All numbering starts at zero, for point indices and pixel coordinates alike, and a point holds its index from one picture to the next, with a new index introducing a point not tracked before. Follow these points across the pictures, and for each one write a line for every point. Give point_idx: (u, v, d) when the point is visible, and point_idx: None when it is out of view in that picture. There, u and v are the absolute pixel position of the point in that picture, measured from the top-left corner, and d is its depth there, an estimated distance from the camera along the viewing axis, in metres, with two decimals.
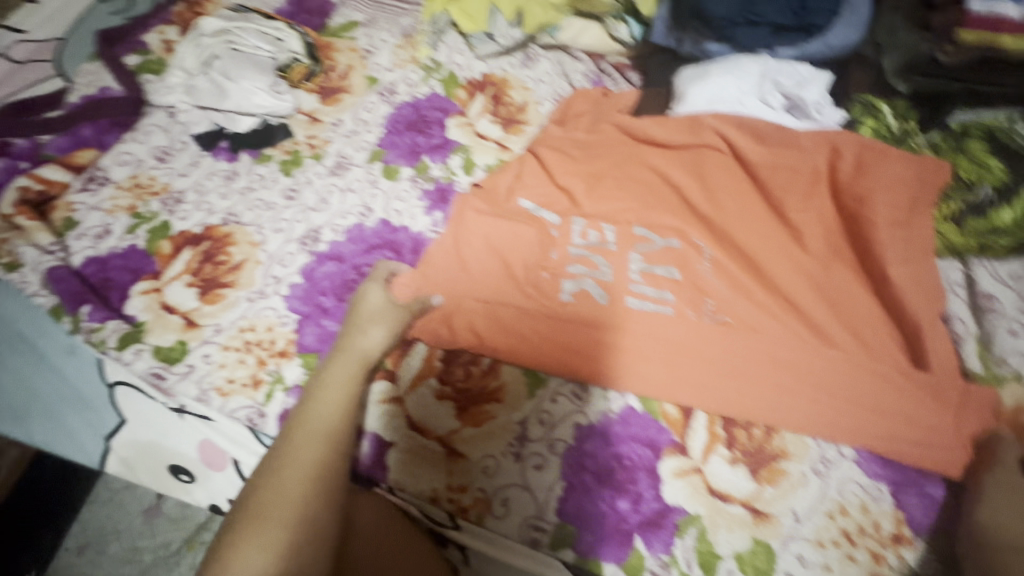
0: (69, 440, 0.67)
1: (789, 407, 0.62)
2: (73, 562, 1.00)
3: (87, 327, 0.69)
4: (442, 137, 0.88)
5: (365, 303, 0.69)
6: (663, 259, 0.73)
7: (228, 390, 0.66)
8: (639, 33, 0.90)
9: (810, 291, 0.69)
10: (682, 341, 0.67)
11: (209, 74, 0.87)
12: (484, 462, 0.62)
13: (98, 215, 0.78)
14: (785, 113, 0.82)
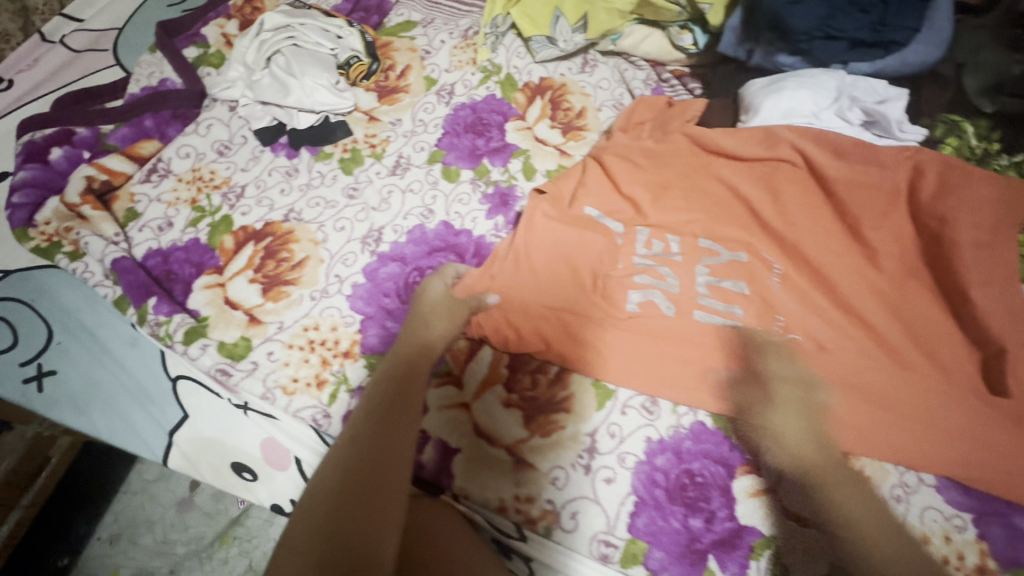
0: (129, 434, 0.65)
1: (864, 430, 0.61)
2: (105, 552, 0.97)
3: (153, 321, 0.68)
4: (501, 140, 0.87)
5: (428, 297, 0.68)
6: (732, 273, 0.71)
7: (292, 389, 0.65)
8: (703, 43, 0.89)
9: (884, 311, 0.66)
10: (753, 359, 0.65)
11: (270, 70, 0.87)
12: (553, 473, 0.61)
13: (159, 207, 0.78)
14: (865, 130, 0.74)
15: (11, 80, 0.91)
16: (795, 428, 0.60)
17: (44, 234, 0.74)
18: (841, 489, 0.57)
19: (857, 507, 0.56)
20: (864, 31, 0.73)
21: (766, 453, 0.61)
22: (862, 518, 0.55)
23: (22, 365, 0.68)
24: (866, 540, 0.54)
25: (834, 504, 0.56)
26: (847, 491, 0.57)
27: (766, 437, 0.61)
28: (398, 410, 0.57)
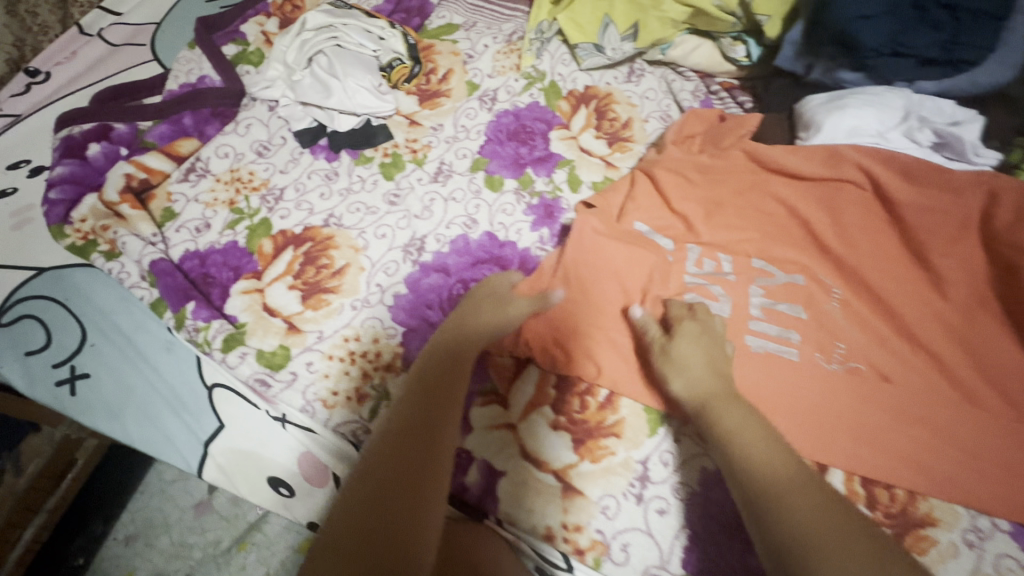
0: (163, 442, 0.63)
1: (937, 471, 0.57)
2: (120, 553, 0.94)
3: (191, 326, 0.67)
4: (545, 149, 0.84)
5: (484, 295, 0.67)
6: (788, 296, 0.68)
7: (332, 403, 0.63)
8: (757, 55, 0.86)
9: (955, 344, 0.62)
10: (814, 392, 0.61)
11: (313, 71, 0.85)
12: (603, 502, 0.59)
13: (197, 207, 0.76)
14: (933, 152, 0.71)
15: (49, 73, 0.90)
16: (697, 360, 0.59)
17: (80, 232, 0.73)
18: (727, 411, 0.55)
19: (741, 428, 0.53)
20: (933, 49, 0.69)
21: (676, 377, 0.59)
22: (748, 437, 0.53)
23: (55, 367, 0.66)
24: (751, 457, 0.51)
25: (723, 429, 0.54)
26: (735, 412, 0.55)
27: (680, 367, 0.59)
28: (440, 408, 0.54)
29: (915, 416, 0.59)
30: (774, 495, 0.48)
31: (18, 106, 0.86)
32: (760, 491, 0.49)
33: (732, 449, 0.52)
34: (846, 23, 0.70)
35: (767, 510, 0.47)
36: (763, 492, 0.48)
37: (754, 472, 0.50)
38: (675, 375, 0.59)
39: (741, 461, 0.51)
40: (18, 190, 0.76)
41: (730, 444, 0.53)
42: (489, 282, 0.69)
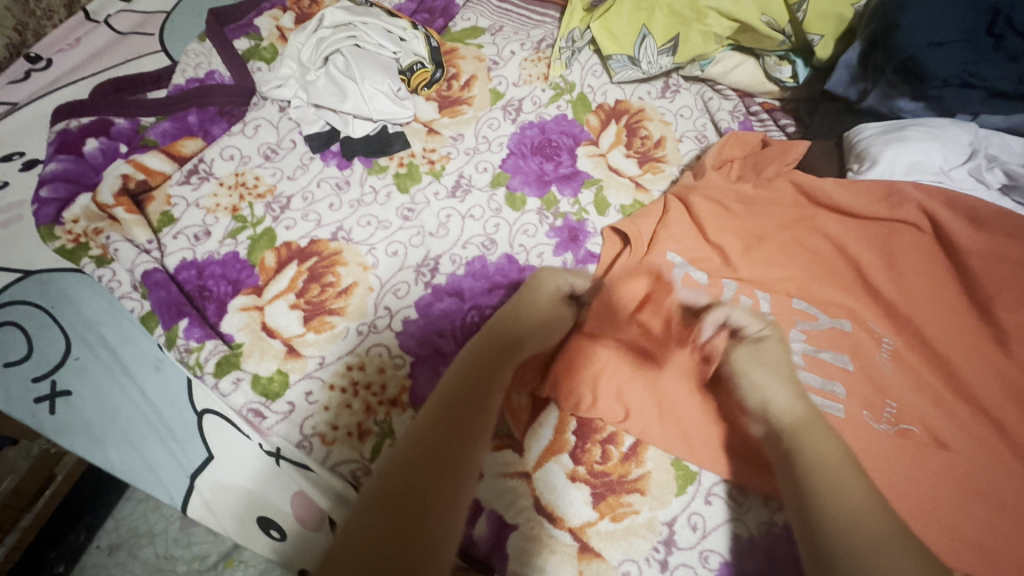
0: (145, 471, 0.58)
1: (1001, 556, 0.51)
2: (102, 563, 0.90)
3: (183, 346, 0.62)
4: (572, 166, 0.78)
5: (534, 295, 0.61)
6: (833, 344, 0.62)
7: (331, 439, 0.58)
8: (804, 76, 0.81)
9: (1021, 410, 0.56)
10: (863, 459, 0.55)
11: (329, 72, 0.80)
12: (624, 567, 0.53)
13: (197, 213, 0.71)
14: (1002, 194, 0.65)
15: (50, 60, 0.86)
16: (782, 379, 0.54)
17: (71, 233, 0.68)
18: (815, 437, 0.50)
19: (828, 458, 0.47)
20: (1008, 82, 0.63)
21: (771, 392, 0.53)
22: (833, 467, 0.46)
23: (34, 382, 0.61)
24: (845, 498, 0.44)
25: (807, 453, 0.48)
26: (824, 440, 0.49)
27: (770, 382, 0.54)
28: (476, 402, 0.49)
29: (974, 490, 0.53)
30: (861, 535, 0.42)
31: (15, 94, 0.81)
32: (837, 526, 0.43)
33: (813, 472, 0.47)
34: (917, 49, 0.64)
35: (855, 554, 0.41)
36: (843, 527, 0.42)
37: (836, 505, 0.44)
38: (767, 390, 0.54)
39: (819, 492, 0.45)
40: (8, 184, 0.71)
41: (810, 469, 0.47)
42: (541, 278, 0.63)
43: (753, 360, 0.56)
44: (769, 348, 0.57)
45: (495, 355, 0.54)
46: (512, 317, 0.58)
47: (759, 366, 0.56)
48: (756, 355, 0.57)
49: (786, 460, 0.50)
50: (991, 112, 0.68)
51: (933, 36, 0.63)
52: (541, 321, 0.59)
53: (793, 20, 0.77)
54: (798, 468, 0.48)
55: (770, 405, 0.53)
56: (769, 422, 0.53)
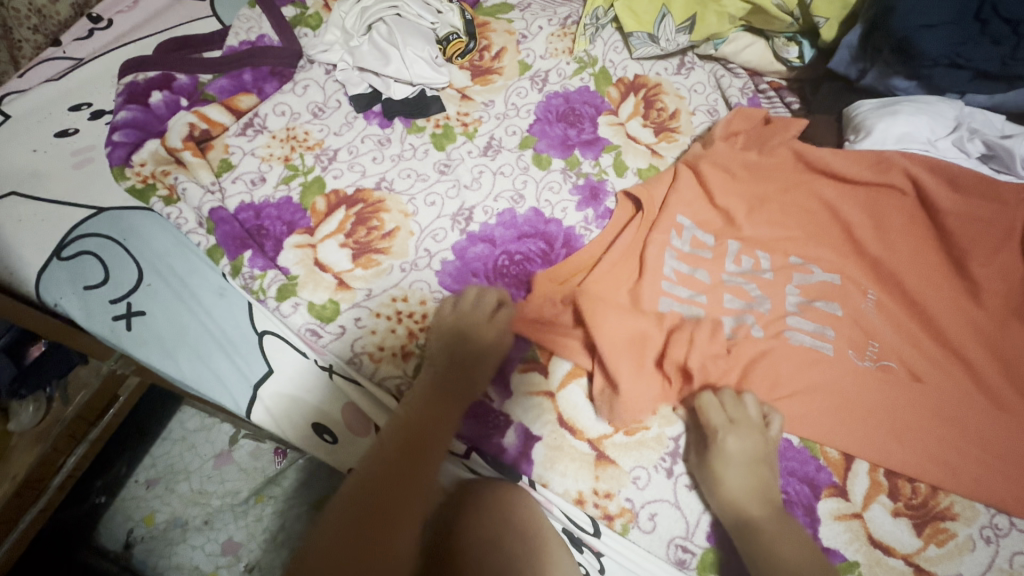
0: (213, 381, 0.66)
1: (960, 468, 0.59)
2: (141, 495, 1.01)
3: (248, 274, 0.70)
4: (593, 133, 0.85)
5: (478, 328, 0.65)
6: (825, 294, 0.69)
7: (378, 357, 0.65)
8: (810, 57, 0.88)
9: (986, 350, 0.64)
10: (847, 388, 0.62)
11: (373, 38, 0.87)
12: (635, 473, 0.61)
13: (253, 161, 0.78)
14: (980, 163, 0.73)
15: (111, 20, 0.92)
16: (740, 480, 0.57)
17: (140, 175, 0.75)
18: (772, 534, 0.54)
19: (781, 552, 0.53)
20: (992, 64, 0.70)
21: (720, 490, 0.58)
22: (793, 566, 0.52)
23: (112, 303, 0.68)
24: None
25: (765, 546, 0.54)
26: (782, 538, 0.54)
27: (715, 483, 0.58)
28: (430, 427, 0.57)
29: (940, 414, 0.61)
30: None
31: (80, 50, 0.88)
32: None
33: (773, 572, 0.52)
34: (910, 31, 0.70)
35: None
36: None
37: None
38: (717, 488, 0.58)
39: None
40: (80, 131, 0.78)
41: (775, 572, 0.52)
42: (483, 321, 0.66)
43: (706, 470, 0.59)
44: (732, 446, 0.58)
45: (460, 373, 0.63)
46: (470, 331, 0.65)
47: (718, 459, 0.58)
48: (716, 458, 0.59)
49: (748, 554, 0.54)
50: (977, 91, 0.75)
51: (923, 19, 0.70)
52: (490, 353, 0.65)
53: (801, 3, 0.83)
54: (762, 567, 0.53)
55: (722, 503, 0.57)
56: (725, 512, 0.57)
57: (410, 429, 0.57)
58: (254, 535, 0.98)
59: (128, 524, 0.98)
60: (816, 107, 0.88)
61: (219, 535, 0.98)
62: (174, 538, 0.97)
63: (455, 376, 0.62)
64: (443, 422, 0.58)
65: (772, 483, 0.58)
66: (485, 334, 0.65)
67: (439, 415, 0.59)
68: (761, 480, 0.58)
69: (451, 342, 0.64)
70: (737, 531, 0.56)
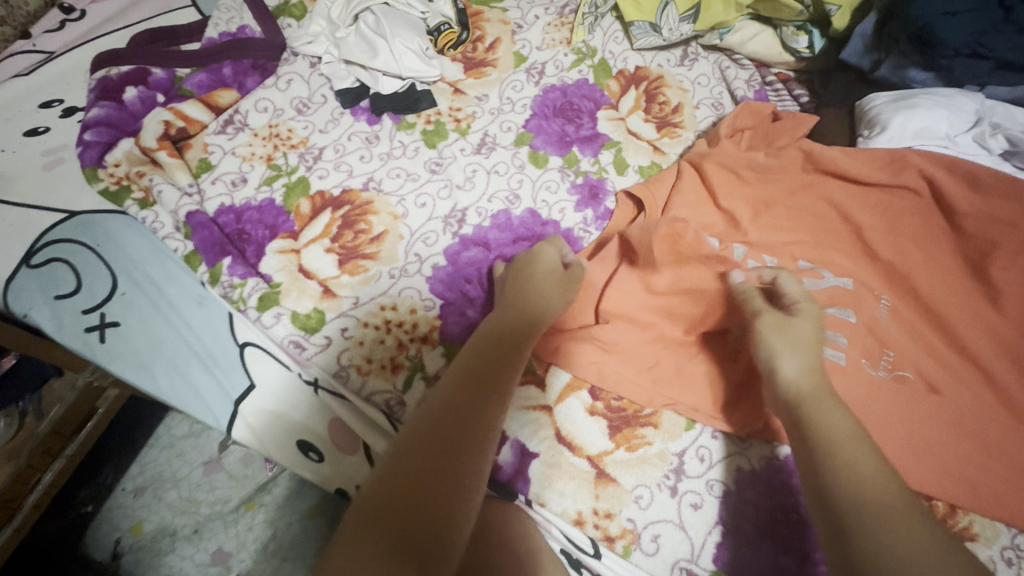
0: (193, 397, 0.62)
1: (979, 486, 0.56)
2: (128, 504, 0.97)
3: (227, 282, 0.66)
4: (592, 128, 0.81)
5: (540, 261, 0.63)
6: (837, 300, 0.65)
7: (366, 370, 0.62)
8: (819, 47, 0.84)
9: (1007, 360, 0.61)
10: (861, 401, 0.59)
11: (359, 30, 0.82)
12: (637, 492, 0.58)
13: (234, 160, 0.74)
14: (1001, 161, 0.70)
15: (84, 11, 0.87)
16: (801, 362, 0.53)
17: (114, 176, 0.71)
18: (824, 410, 0.49)
19: (834, 429, 0.47)
20: (1017, 54, 0.66)
21: (783, 359, 0.53)
22: (841, 440, 0.46)
23: (85, 314, 0.63)
24: (850, 466, 0.44)
25: (815, 420, 0.48)
26: (834, 413, 0.48)
27: (789, 351, 0.54)
28: (496, 368, 0.51)
29: (959, 428, 0.58)
30: (869, 501, 0.41)
31: (51, 43, 0.83)
32: (851, 499, 0.42)
33: (820, 440, 0.47)
34: (931, 19, 0.66)
35: (856, 521, 0.41)
36: (849, 498, 0.42)
37: (841, 475, 0.43)
38: (780, 357, 0.54)
39: (824, 459, 0.45)
40: (50, 129, 0.74)
41: (824, 443, 0.46)
42: (541, 248, 0.65)
43: (786, 334, 0.55)
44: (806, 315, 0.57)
45: (531, 299, 0.59)
46: (533, 260, 0.63)
47: (778, 333, 0.55)
48: (783, 327, 0.56)
49: (796, 431, 0.49)
50: (999, 83, 0.71)
51: (945, 6, 0.66)
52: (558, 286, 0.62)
53: None
54: (810, 440, 0.47)
55: (781, 374, 0.53)
56: (780, 388, 0.53)
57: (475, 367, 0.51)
58: (245, 544, 0.95)
59: (115, 534, 0.95)
60: (826, 101, 0.84)
61: (209, 545, 0.95)
62: (164, 548, 0.94)
63: (520, 318, 0.57)
64: (516, 348, 0.54)
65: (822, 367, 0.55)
66: (546, 267, 0.63)
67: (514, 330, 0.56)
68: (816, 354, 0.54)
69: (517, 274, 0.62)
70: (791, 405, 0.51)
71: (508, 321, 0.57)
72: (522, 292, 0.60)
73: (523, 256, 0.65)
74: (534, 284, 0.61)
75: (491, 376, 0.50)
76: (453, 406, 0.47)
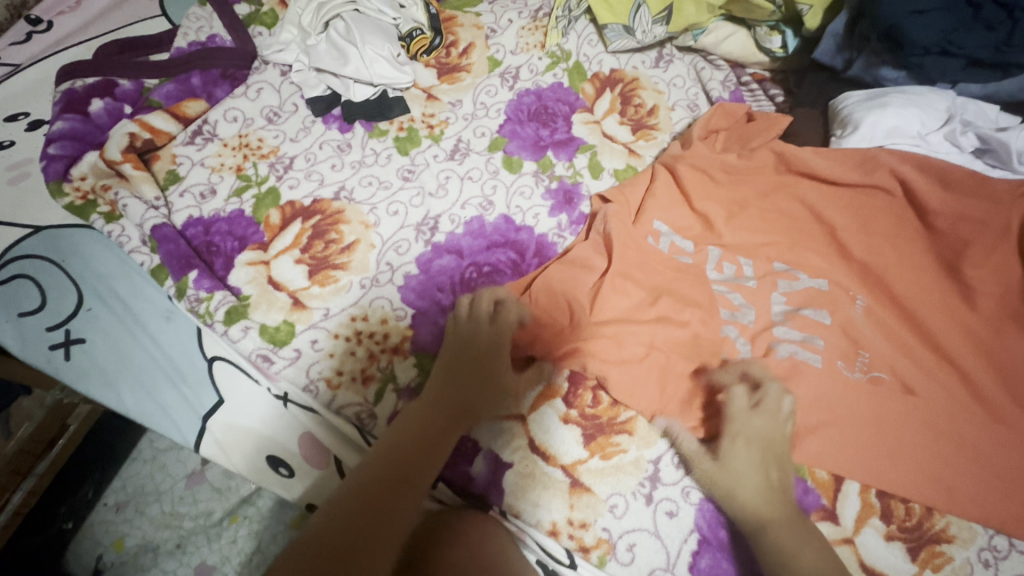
0: (160, 414, 0.62)
1: (955, 488, 0.55)
2: (110, 519, 0.95)
3: (193, 296, 0.65)
4: (567, 132, 0.80)
5: (485, 335, 0.60)
6: (812, 301, 0.65)
7: (336, 383, 0.61)
8: (793, 47, 0.83)
9: (981, 357, 0.60)
10: (835, 403, 0.59)
11: (329, 36, 0.81)
12: (612, 500, 0.57)
13: (202, 171, 0.73)
14: (974, 158, 0.70)
15: (51, 22, 0.86)
16: (754, 472, 0.54)
17: (80, 190, 0.70)
18: (784, 535, 0.51)
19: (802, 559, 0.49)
20: (986, 50, 0.66)
21: (735, 476, 0.54)
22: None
23: (49, 331, 0.62)
24: None
25: (775, 546, 0.50)
26: (800, 543, 0.50)
27: (730, 461, 0.55)
28: (416, 456, 0.52)
29: (933, 429, 0.57)
30: None
31: (17, 56, 0.82)
32: None
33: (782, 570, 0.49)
34: (899, 18, 0.66)
35: None
36: None
37: None
38: (726, 467, 0.55)
39: None
40: (15, 143, 0.73)
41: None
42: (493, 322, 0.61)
43: (735, 454, 0.55)
44: (755, 423, 0.56)
45: (471, 377, 0.58)
46: (478, 332, 0.60)
47: (733, 453, 0.55)
48: (741, 444, 0.55)
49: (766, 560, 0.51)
50: (970, 80, 0.71)
51: (912, 5, 0.66)
52: (496, 362, 0.59)
53: None
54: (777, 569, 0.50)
55: (730, 486, 0.54)
56: (731, 499, 0.54)
57: (392, 460, 0.51)
58: (228, 557, 0.93)
59: (96, 550, 0.93)
60: (801, 100, 0.84)
61: (191, 559, 0.93)
62: (144, 564, 0.92)
63: (456, 402, 0.56)
64: (438, 442, 0.54)
65: (782, 479, 0.54)
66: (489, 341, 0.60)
67: (443, 417, 0.55)
68: (773, 476, 0.54)
69: (462, 350, 0.59)
70: (751, 525, 0.52)
71: (440, 402, 0.56)
72: (464, 368, 0.58)
73: (471, 323, 0.61)
74: (474, 357, 0.59)
75: (407, 471, 0.51)
76: (361, 495, 0.48)
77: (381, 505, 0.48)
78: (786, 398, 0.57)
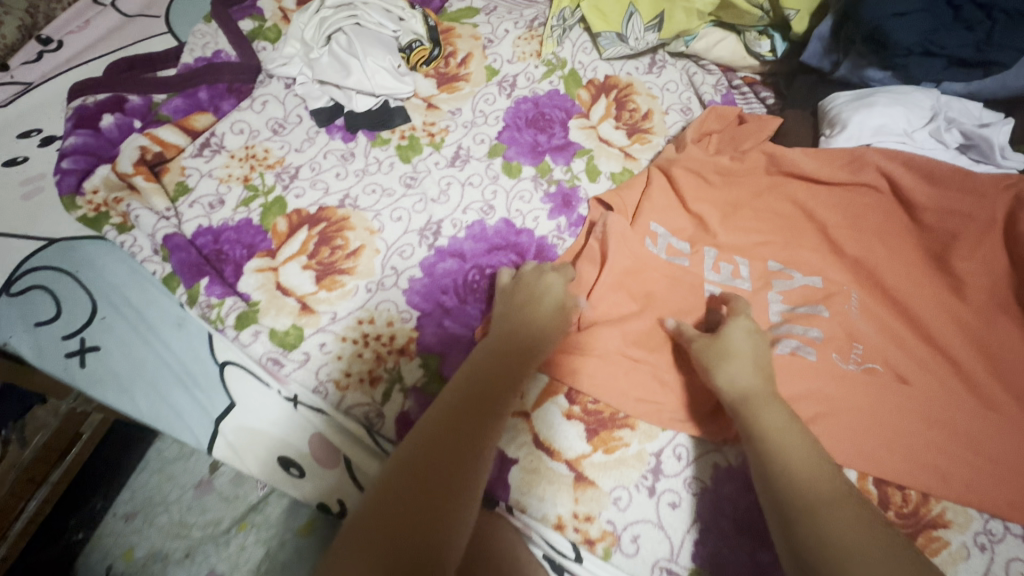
0: (174, 418, 0.63)
1: (950, 474, 0.57)
2: (119, 529, 0.96)
3: (205, 302, 0.67)
4: (565, 137, 0.82)
5: (543, 288, 0.62)
6: (805, 298, 0.67)
7: (344, 384, 0.63)
8: (782, 50, 0.86)
9: (972, 347, 0.62)
10: (832, 396, 0.60)
11: (332, 49, 0.84)
12: (616, 493, 0.59)
13: (210, 182, 0.75)
14: (958, 155, 0.72)
15: (61, 42, 0.89)
16: (747, 364, 0.55)
17: (92, 203, 0.72)
18: (767, 410, 0.51)
19: (782, 433, 0.49)
20: (967, 50, 0.68)
21: (719, 369, 0.56)
22: (788, 443, 0.48)
23: (64, 339, 0.64)
24: (791, 463, 0.47)
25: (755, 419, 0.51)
26: (773, 413, 0.51)
27: (724, 360, 0.56)
28: (494, 386, 0.51)
29: (927, 417, 0.59)
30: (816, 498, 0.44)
31: (28, 75, 0.85)
32: (798, 496, 0.44)
33: (760, 440, 0.50)
34: (882, 20, 0.68)
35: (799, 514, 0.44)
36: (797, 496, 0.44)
37: (785, 473, 0.46)
38: (718, 366, 0.56)
39: (778, 466, 0.47)
40: (29, 159, 0.75)
41: (768, 444, 0.49)
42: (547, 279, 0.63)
43: (720, 348, 0.57)
44: (740, 330, 0.59)
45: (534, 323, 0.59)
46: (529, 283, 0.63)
47: (720, 352, 0.57)
48: (721, 346, 0.58)
49: (743, 433, 0.51)
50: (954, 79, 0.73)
51: (895, 7, 0.68)
52: (556, 312, 0.61)
53: None
54: (753, 439, 0.50)
55: (726, 379, 0.55)
56: (722, 392, 0.55)
57: (471, 388, 0.50)
58: (237, 566, 0.93)
59: (106, 561, 0.94)
60: (791, 103, 0.86)
61: (200, 568, 0.93)
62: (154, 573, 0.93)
63: (521, 342, 0.57)
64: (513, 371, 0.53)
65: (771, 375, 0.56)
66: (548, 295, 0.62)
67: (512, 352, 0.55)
68: (765, 365, 0.56)
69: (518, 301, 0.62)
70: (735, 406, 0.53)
71: (508, 342, 0.56)
72: (520, 313, 0.60)
73: (520, 282, 0.64)
74: (531, 305, 0.61)
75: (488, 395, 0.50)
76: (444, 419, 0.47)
77: (468, 427, 0.47)
78: (756, 339, 0.58)
